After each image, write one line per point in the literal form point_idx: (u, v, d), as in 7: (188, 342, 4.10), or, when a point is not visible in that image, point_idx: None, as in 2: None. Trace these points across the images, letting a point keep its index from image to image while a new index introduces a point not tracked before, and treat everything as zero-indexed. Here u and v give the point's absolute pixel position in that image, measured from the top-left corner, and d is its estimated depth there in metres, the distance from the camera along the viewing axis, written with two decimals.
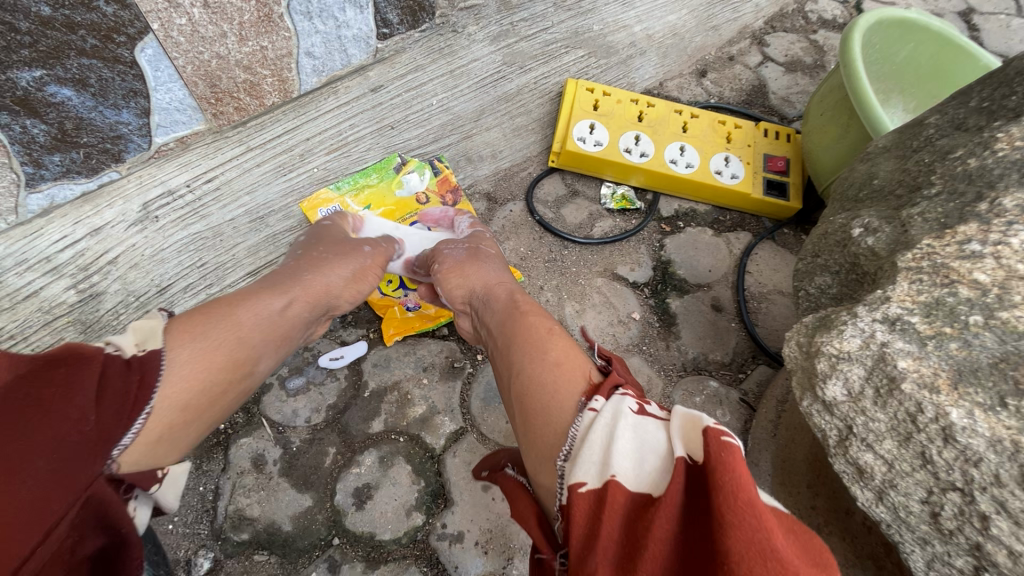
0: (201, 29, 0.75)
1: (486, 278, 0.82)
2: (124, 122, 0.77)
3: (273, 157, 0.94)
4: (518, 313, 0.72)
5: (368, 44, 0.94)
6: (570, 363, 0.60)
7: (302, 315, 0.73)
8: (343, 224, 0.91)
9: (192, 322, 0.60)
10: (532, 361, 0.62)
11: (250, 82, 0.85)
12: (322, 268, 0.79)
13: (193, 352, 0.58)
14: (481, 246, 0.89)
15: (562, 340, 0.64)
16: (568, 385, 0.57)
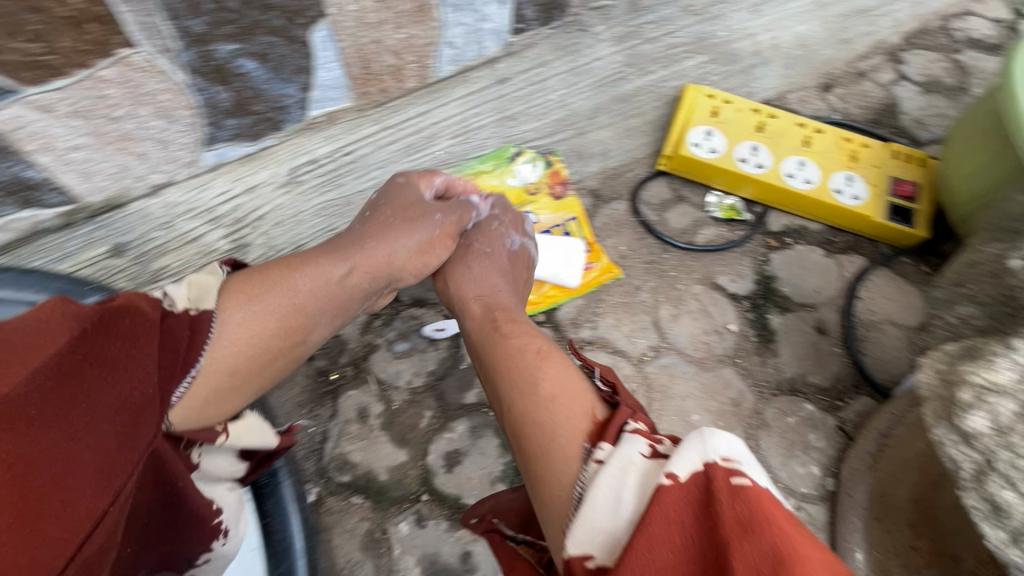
0: (366, 15, 0.83)
1: (475, 288, 0.78)
2: (288, 95, 0.87)
3: (403, 137, 1.01)
4: (494, 333, 0.70)
5: (502, 38, 1.01)
6: (569, 399, 0.57)
7: (360, 287, 0.71)
8: (417, 184, 0.83)
9: (249, 284, 0.61)
10: (528, 398, 0.59)
11: (396, 66, 0.93)
12: (385, 236, 0.74)
13: (246, 315, 0.59)
14: (472, 244, 0.83)
15: (556, 369, 0.61)
16: (570, 424, 0.55)
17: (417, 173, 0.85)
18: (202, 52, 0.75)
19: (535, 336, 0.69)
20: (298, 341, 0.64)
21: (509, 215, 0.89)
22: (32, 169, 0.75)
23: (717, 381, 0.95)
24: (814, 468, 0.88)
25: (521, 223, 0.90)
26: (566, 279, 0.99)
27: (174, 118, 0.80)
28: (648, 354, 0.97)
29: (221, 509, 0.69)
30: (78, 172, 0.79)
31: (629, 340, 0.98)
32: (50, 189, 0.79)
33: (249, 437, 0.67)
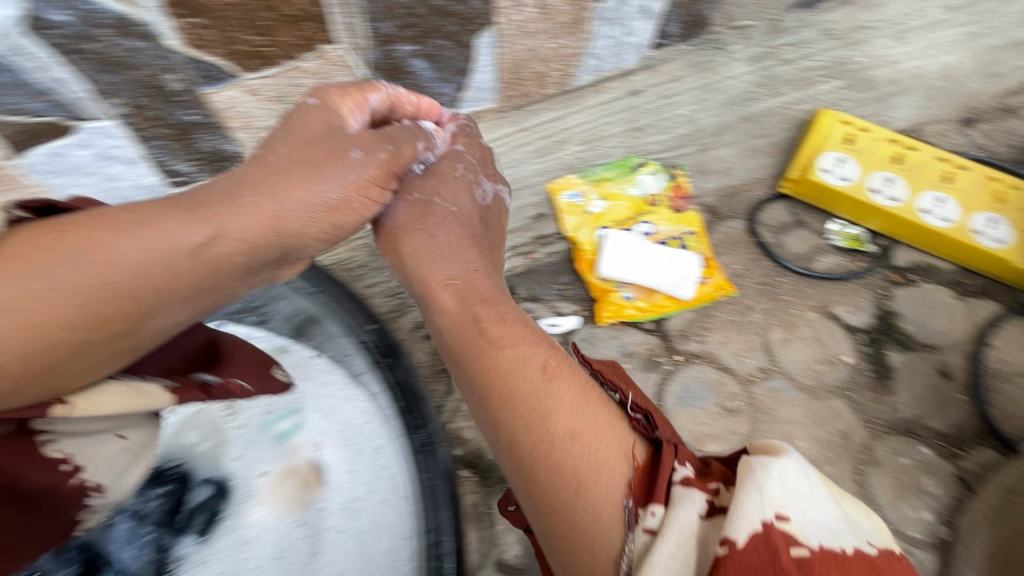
0: (527, 25, 0.88)
1: (439, 262, 0.74)
2: (444, 93, 0.94)
3: (536, 140, 1.06)
4: (480, 337, 0.63)
5: (642, 51, 1.04)
6: (594, 441, 0.52)
7: (231, 254, 0.55)
8: (333, 111, 0.67)
9: (39, 244, 0.46)
10: (538, 437, 0.54)
11: (541, 72, 0.98)
12: (275, 190, 0.59)
13: (48, 289, 0.45)
14: (433, 200, 0.80)
15: (568, 395, 0.56)
16: (602, 475, 0.50)
17: (340, 93, 0.69)
18: (385, 51, 0.83)
19: (531, 347, 0.61)
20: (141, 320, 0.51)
21: (477, 153, 0.86)
22: (231, 143, 0.86)
23: (826, 411, 0.94)
24: (926, 514, 0.86)
25: (477, 167, 0.85)
26: (680, 290, 1.02)
27: None
28: (756, 375, 0.97)
29: (85, 470, 0.54)
30: None
31: (737, 359, 0.99)
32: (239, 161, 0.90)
33: (110, 399, 0.52)
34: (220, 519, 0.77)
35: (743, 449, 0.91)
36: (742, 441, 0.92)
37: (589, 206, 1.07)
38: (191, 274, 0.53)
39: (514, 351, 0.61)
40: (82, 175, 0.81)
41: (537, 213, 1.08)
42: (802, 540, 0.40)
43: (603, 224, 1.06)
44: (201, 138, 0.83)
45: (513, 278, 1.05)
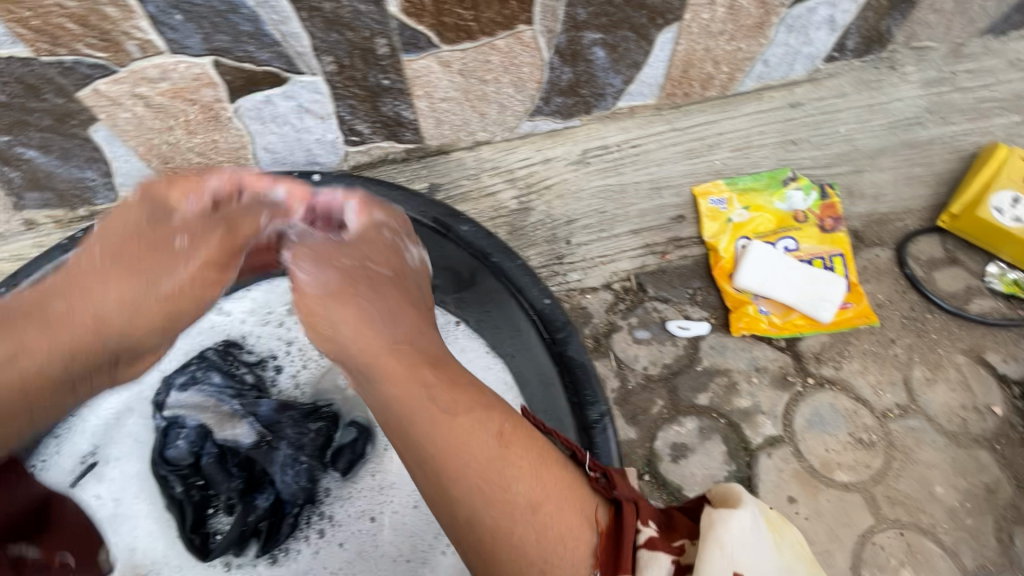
0: (712, 24, 0.88)
1: (376, 334, 0.60)
2: (612, 85, 0.96)
3: (687, 141, 1.06)
4: (433, 412, 0.54)
5: (813, 63, 1.01)
6: (560, 511, 0.51)
7: (42, 368, 0.56)
8: (140, 212, 0.65)
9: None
10: (502, 511, 0.51)
11: (710, 74, 0.98)
12: (88, 290, 0.60)
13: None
14: (367, 265, 0.67)
15: (523, 465, 0.52)
16: (563, 544, 0.49)
17: (167, 185, 0.66)
18: (572, 36, 0.85)
19: (477, 416, 0.55)
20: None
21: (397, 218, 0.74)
22: (409, 110, 0.91)
23: (970, 461, 0.90)
24: None
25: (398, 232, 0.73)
26: (819, 312, 0.98)
27: (523, 88, 0.92)
28: (893, 411, 0.93)
29: None
30: (436, 119, 0.94)
31: (875, 392, 0.95)
32: (410, 128, 0.95)
33: None
34: (362, 461, 0.81)
35: (875, 485, 0.88)
36: (874, 476, 0.88)
37: (732, 214, 1.05)
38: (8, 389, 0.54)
39: (462, 423, 0.54)
40: (277, 124, 0.88)
41: (677, 215, 1.06)
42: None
43: (744, 234, 1.05)
44: (387, 103, 0.89)
45: (642, 275, 1.04)
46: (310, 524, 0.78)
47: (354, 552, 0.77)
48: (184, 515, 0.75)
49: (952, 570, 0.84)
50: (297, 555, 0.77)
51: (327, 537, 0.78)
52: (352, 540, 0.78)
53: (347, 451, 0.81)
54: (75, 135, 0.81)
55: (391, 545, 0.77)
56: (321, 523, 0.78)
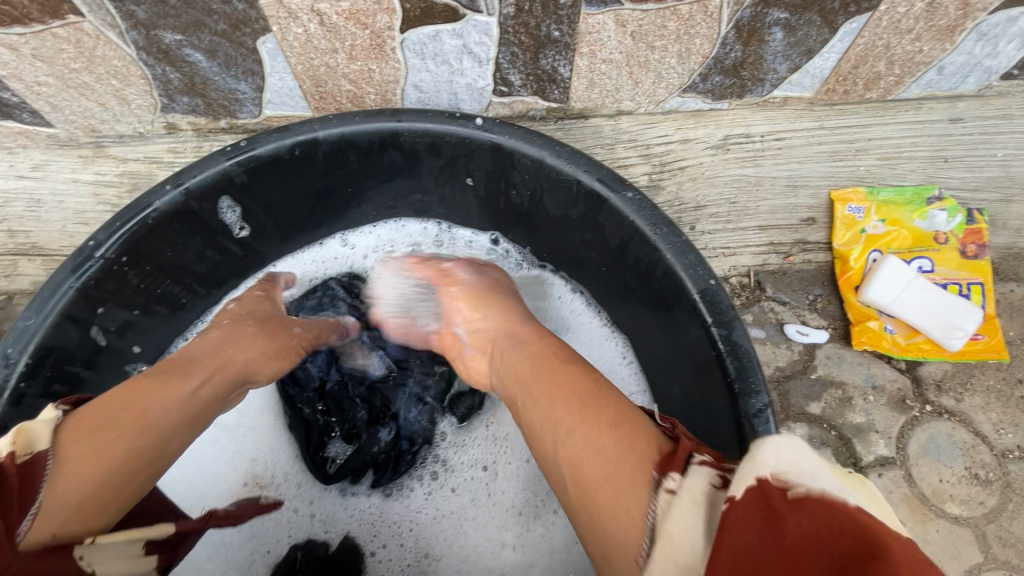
0: (904, 20, 0.82)
1: (502, 312, 0.70)
2: (775, 71, 0.91)
3: (834, 142, 1.01)
4: (547, 359, 0.60)
5: (987, 78, 0.96)
6: (633, 430, 0.50)
7: (216, 400, 0.61)
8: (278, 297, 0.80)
9: (90, 439, 0.50)
10: (588, 423, 0.51)
11: (879, 74, 0.93)
12: (240, 338, 0.67)
13: (108, 449, 0.51)
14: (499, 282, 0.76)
15: (617, 400, 0.53)
16: (633, 450, 0.48)
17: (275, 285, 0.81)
18: (758, 12, 0.80)
19: (585, 365, 0.59)
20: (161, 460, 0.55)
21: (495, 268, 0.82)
22: (567, 66, 0.88)
23: None
24: None
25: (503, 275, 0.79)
26: (948, 340, 0.94)
27: (685, 61, 0.88)
28: (1013, 453, 0.91)
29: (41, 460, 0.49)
30: (589, 81, 0.92)
31: (995, 429, 0.92)
32: (561, 86, 0.92)
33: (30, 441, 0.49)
34: (477, 412, 0.85)
35: (987, 523, 0.88)
36: (986, 515, 0.89)
37: (867, 225, 0.99)
38: (197, 420, 0.58)
39: (571, 367, 0.58)
40: (434, 62, 0.86)
41: (810, 217, 1.01)
42: (796, 483, 0.39)
43: (877, 247, 0.99)
44: (548, 56, 0.86)
45: (762, 272, 0.99)
46: (423, 467, 0.83)
47: (466, 498, 0.83)
48: (306, 440, 0.80)
49: None
50: (409, 492, 0.83)
51: (440, 481, 0.83)
52: (465, 486, 0.83)
53: (466, 400, 0.85)
54: (243, 44, 0.81)
55: (504, 494, 0.83)
56: (435, 466, 0.84)
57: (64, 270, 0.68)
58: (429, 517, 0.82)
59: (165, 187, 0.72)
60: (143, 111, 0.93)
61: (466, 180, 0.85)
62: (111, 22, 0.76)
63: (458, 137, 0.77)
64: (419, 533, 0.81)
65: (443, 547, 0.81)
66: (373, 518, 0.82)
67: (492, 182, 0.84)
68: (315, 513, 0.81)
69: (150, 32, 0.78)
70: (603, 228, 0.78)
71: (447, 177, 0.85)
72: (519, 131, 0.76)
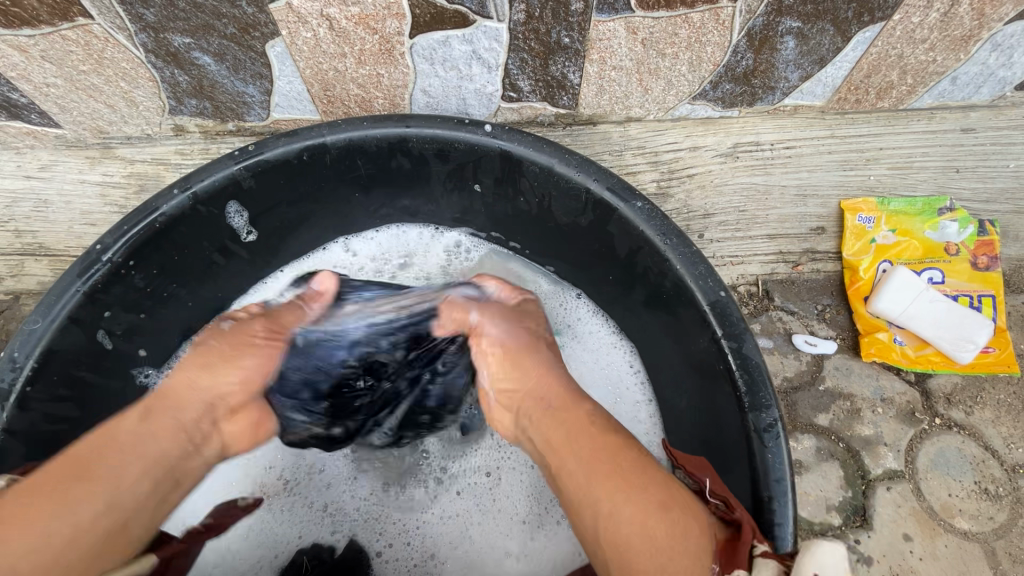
0: (918, 30, 0.82)
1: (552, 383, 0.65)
2: (787, 80, 0.91)
3: (845, 151, 1.00)
4: (588, 431, 0.59)
5: (1001, 88, 0.95)
6: (685, 514, 0.52)
7: (162, 439, 0.60)
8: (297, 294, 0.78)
9: (18, 511, 0.51)
10: (639, 505, 0.52)
11: (891, 84, 0.92)
12: (188, 369, 0.65)
13: (36, 518, 0.51)
14: (527, 327, 0.72)
15: (664, 478, 0.55)
16: (686, 540, 0.50)
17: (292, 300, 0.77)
18: (770, 21, 0.79)
19: (626, 438, 0.59)
20: (97, 523, 0.53)
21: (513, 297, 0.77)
22: (577, 73, 0.88)
23: None
24: None
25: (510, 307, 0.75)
26: (959, 352, 0.93)
27: (696, 69, 0.88)
28: None
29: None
30: (598, 87, 0.91)
31: (1006, 444, 0.91)
32: (570, 93, 0.92)
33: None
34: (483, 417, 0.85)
35: (997, 538, 0.87)
36: (996, 530, 0.88)
37: (877, 235, 0.99)
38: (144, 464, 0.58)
39: (613, 443, 0.57)
40: (443, 68, 0.86)
41: (819, 226, 1.00)
42: None
43: (887, 257, 0.99)
44: (558, 62, 0.85)
45: (770, 281, 0.99)
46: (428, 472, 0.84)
47: (473, 502, 0.83)
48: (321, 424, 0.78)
49: None
50: (413, 496, 0.83)
51: (445, 485, 0.83)
52: (470, 490, 0.83)
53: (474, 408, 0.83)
54: (252, 48, 0.80)
55: (511, 496, 0.83)
56: (438, 471, 0.84)
57: (72, 274, 0.68)
58: (434, 520, 0.82)
59: (173, 192, 0.72)
60: (151, 113, 0.93)
61: (473, 186, 0.85)
62: (121, 25, 0.76)
63: (467, 144, 0.77)
64: (424, 536, 0.81)
65: (449, 549, 0.81)
66: (378, 517, 0.82)
67: (499, 188, 0.83)
68: (327, 508, 0.83)
69: (160, 35, 0.78)
70: (611, 236, 0.78)
71: (454, 182, 0.85)
72: (528, 138, 0.75)
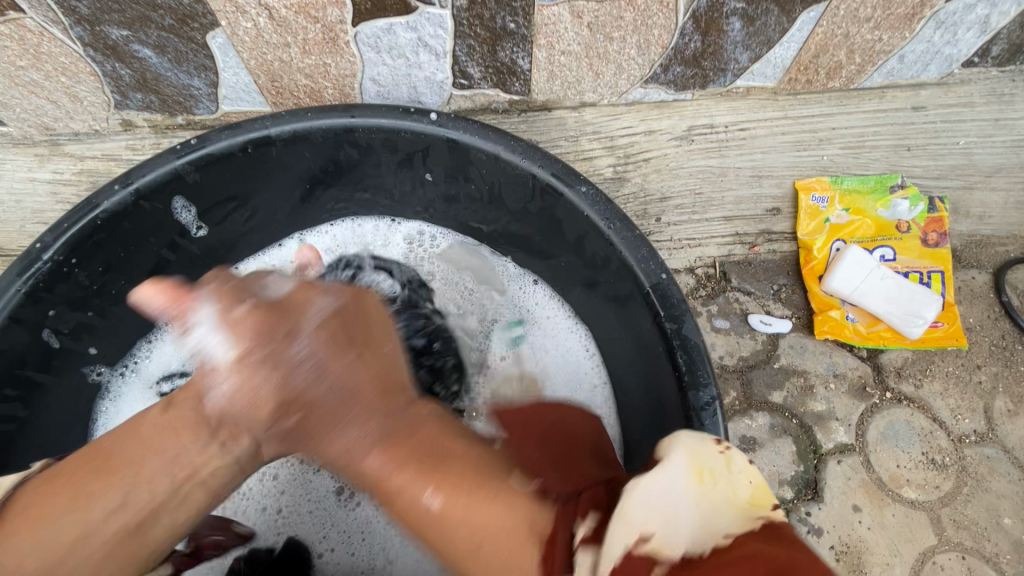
0: (861, 9, 0.82)
1: (328, 409, 0.57)
2: (736, 61, 0.91)
3: (798, 132, 1.01)
4: (387, 439, 0.56)
5: (948, 66, 0.96)
6: (511, 525, 0.51)
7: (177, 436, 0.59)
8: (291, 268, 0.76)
9: (42, 500, 0.56)
10: (462, 525, 0.51)
11: (840, 63, 0.93)
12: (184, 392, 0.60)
13: (49, 510, 0.55)
14: (275, 341, 0.55)
15: (475, 457, 0.56)
16: (513, 551, 0.50)
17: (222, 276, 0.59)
18: (714, 2, 0.79)
19: (435, 415, 0.60)
20: (104, 522, 0.55)
21: (239, 283, 0.58)
22: (526, 59, 0.88)
23: None
24: None
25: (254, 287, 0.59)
26: (908, 328, 0.95)
27: (646, 52, 0.88)
28: (970, 437, 0.94)
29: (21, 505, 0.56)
30: (549, 73, 0.91)
31: (953, 416, 0.94)
32: (521, 79, 0.91)
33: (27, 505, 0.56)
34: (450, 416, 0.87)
35: (943, 506, 0.90)
36: (942, 498, 0.91)
37: (831, 214, 1.00)
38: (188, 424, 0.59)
39: (421, 424, 0.58)
40: (391, 56, 0.85)
41: (774, 207, 1.01)
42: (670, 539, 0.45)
43: (841, 236, 1.00)
44: (506, 48, 0.85)
45: (727, 263, 1.00)
46: None
47: None
48: None
49: None
50: (360, 502, 0.86)
51: None
52: None
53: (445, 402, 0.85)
54: (192, 39, 0.79)
55: None
56: None
57: (10, 273, 0.67)
58: (380, 525, 0.85)
59: (113, 187, 0.71)
60: (96, 108, 0.91)
61: (424, 174, 0.84)
62: (54, 18, 0.75)
63: (413, 132, 0.76)
64: (371, 539, 0.85)
65: (394, 553, 0.84)
66: (325, 518, 0.86)
67: (449, 177, 0.83)
68: (280, 510, 0.86)
69: (96, 28, 0.77)
70: (559, 221, 0.78)
71: (405, 172, 0.85)
72: (474, 125, 0.75)
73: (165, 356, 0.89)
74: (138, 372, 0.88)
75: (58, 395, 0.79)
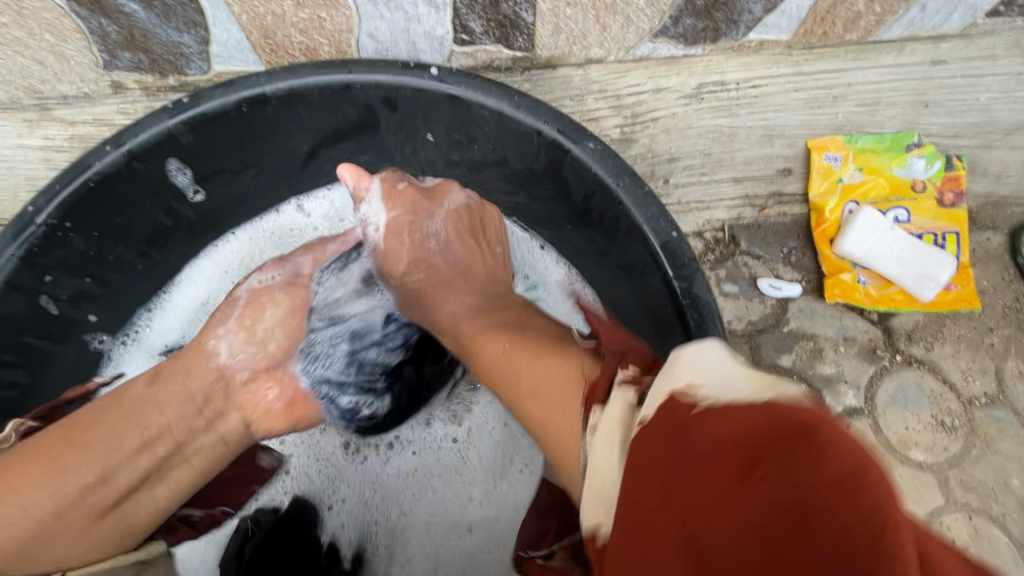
0: None
1: (447, 278, 0.78)
2: (749, 11, 0.87)
3: (812, 89, 0.96)
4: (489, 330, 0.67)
5: (971, 15, 0.91)
6: (556, 377, 0.55)
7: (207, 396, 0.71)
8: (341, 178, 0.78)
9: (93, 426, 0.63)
10: (520, 378, 0.58)
11: (857, 14, 0.89)
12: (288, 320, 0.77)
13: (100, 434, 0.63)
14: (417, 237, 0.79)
15: (539, 340, 0.62)
16: (556, 391, 0.53)
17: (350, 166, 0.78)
18: None
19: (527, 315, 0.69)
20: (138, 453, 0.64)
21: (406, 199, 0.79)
22: (530, 10, 0.84)
23: None
24: None
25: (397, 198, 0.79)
26: (921, 290, 0.93)
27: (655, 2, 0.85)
28: (980, 400, 0.93)
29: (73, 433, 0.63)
30: (554, 26, 0.87)
31: (964, 378, 0.93)
32: (524, 34, 0.88)
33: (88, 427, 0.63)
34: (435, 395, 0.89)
35: (950, 468, 0.90)
36: (950, 460, 0.91)
37: (844, 174, 0.97)
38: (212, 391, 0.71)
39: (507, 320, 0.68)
40: (388, 8, 0.82)
41: (785, 167, 0.98)
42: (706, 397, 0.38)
43: (853, 198, 0.97)
44: None
45: (736, 226, 0.97)
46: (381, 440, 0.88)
47: (432, 460, 0.88)
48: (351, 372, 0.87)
49: (1008, 546, 0.89)
50: (367, 459, 0.88)
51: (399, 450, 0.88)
52: (427, 455, 0.88)
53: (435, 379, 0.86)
54: None
55: (473, 454, 0.88)
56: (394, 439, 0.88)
57: (5, 237, 0.65)
58: (391, 481, 0.88)
59: (105, 148, 0.68)
60: (83, 69, 0.88)
61: (424, 133, 0.81)
62: None
63: (414, 89, 0.72)
64: (383, 492, 0.88)
65: (411, 503, 0.87)
66: (334, 475, 0.87)
67: (450, 136, 0.81)
68: (287, 472, 0.87)
69: None
70: (566, 180, 0.75)
71: (406, 132, 0.82)
72: (477, 80, 0.72)
73: (166, 325, 0.89)
74: (139, 341, 0.88)
75: (64, 364, 0.79)
